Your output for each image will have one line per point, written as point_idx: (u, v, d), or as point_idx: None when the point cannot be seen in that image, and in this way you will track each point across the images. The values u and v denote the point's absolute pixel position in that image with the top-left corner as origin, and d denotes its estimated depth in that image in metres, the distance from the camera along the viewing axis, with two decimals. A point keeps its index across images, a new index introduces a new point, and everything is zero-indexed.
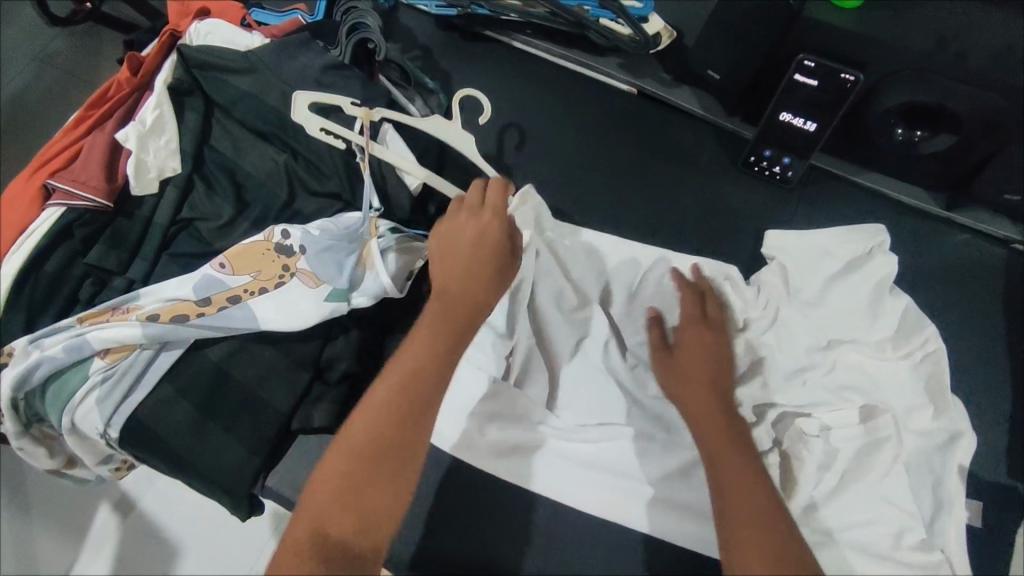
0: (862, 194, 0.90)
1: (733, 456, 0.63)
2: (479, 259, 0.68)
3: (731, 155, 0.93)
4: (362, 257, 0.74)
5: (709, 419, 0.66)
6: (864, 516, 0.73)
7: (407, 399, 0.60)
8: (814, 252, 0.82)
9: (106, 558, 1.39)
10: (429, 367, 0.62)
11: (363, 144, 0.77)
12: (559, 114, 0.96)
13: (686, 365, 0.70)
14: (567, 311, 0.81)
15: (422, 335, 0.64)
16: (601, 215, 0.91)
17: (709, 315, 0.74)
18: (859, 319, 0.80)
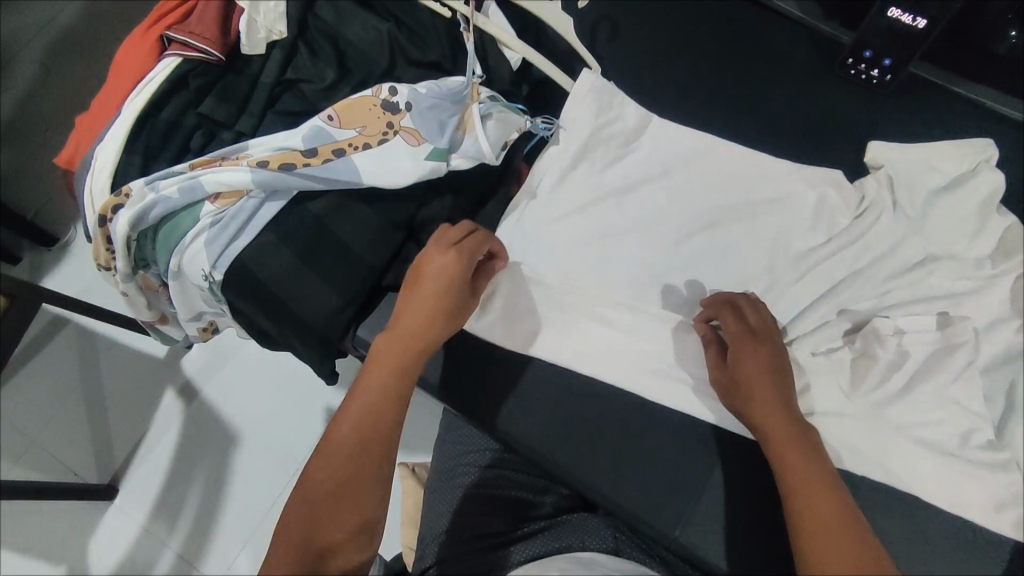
0: (965, 103, 0.87)
1: (811, 474, 0.64)
2: (451, 291, 0.70)
3: (829, 58, 0.91)
4: (463, 121, 0.77)
5: (795, 452, 0.65)
6: (934, 415, 0.73)
7: (370, 431, 0.66)
8: (916, 163, 0.80)
9: (167, 442, 1.37)
10: (387, 417, 0.67)
11: (469, 14, 0.79)
12: (653, 9, 0.95)
13: (755, 388, 0.68)
14: (651, 196, 0.84)
15: (381, 390, 0.68)
16: (690, 111, 0.91)
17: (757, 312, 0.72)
18: (961, 232, 0.78)
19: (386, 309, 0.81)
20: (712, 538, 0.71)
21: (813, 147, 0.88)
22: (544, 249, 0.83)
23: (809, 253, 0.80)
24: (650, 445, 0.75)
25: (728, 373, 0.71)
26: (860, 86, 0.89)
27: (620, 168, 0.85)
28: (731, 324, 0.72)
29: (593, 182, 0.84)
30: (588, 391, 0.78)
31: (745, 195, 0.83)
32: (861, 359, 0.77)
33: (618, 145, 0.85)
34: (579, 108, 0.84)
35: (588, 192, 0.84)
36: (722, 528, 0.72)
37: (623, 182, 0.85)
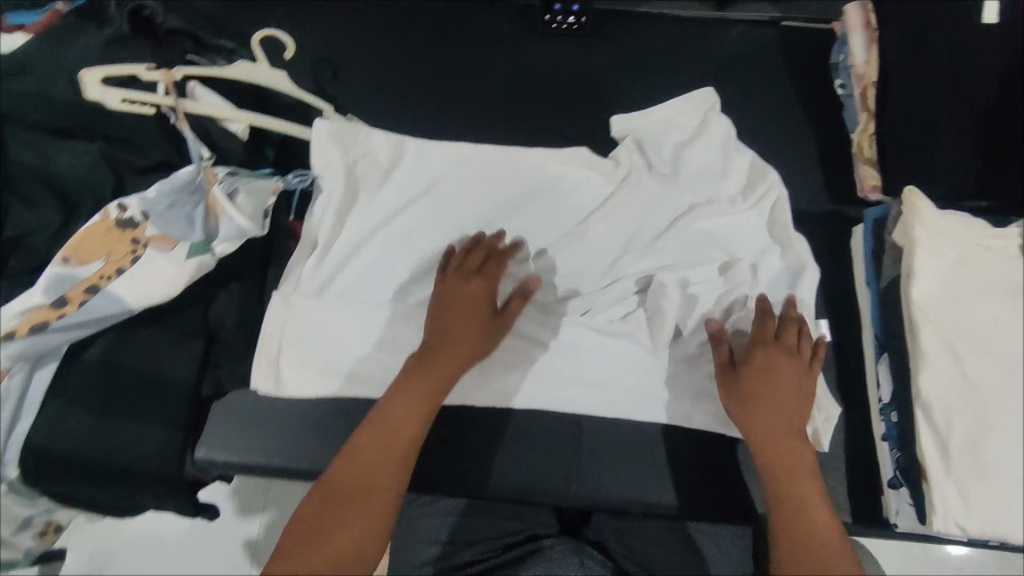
0: (651, 19, 0.98)
1: (790, 453, 0.68)
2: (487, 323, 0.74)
3: (529, 22, 0.97)
4: (210, 206, 0.73)
5: (793, 455, 0.68)
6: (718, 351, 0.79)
7: (385, 459, 0.67)
8: (660, 126, 0.87)
9: None
10: (403, 447, 0.68)
11: (173, 104, 0.75)
12: (362, 35, 0.97)
13: (770, 396, 0.69)
14: (435, 214, 0.85)
15: (395, 415, 0.69)
16: (434, 111, 0.93)
17: (787, 337, 0.72)
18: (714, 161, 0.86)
19: (226, 417, 0.79)
20: (602, 481, 0.80)
21: (548, 106, 0.94)
22: (327, 306, 0.80)
23: (584, 196, 0.86)
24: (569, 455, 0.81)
25: (731, 377, 0.72)
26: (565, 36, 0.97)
27: (384, 198, 0.85)
28: (791, 342, 0.72)
29: (363, 221, 0.84)
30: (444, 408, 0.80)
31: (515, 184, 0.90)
32: (654, 315, 0.80)
33: (377, 175, 0.86)
34: (325, 155, 0.83)
35: (359, 233, 0.84)
36: (597, 464, 0.81)
37: (391, 209, 0.86)
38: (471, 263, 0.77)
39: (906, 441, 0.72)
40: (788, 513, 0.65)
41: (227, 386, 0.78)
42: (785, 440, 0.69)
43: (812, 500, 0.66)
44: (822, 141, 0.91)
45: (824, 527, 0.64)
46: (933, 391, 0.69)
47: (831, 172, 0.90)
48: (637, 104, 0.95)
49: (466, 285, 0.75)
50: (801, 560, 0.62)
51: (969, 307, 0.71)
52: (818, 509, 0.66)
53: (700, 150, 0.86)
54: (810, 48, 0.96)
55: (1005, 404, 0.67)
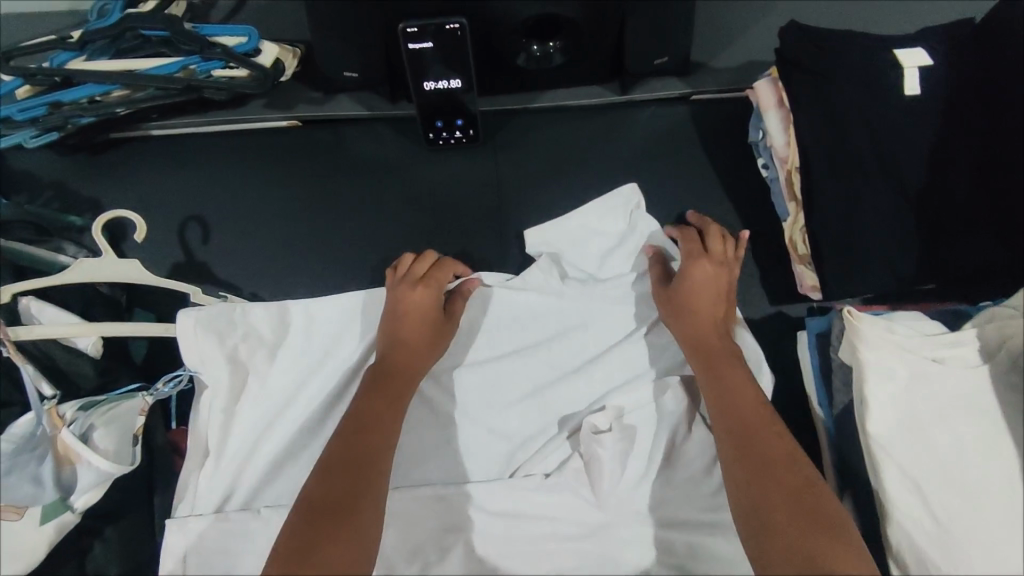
0: (549, 114, 0.88)
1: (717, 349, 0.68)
2: (425, 317, 0.71)
3: (414, 139, 0.88)
4: (61, 456, 0.64)
5: (766, 434, 0.62)
6: (663, 497, 0.69)
7: (354, 471, 0.61)
8: (578, 236, 0.78)
9: None
10: (373, 470, 0.61)
11: (2, 335, 0.64)
12: (230, 183, 0.86)
13: (697, 304, 0.70)
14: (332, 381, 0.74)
15: (367, 434, 0.63)
16: (324, 263, 0.83)
17: (714, 251, 0.74)
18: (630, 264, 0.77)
19: None
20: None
21: (449, 232, 0.84)
22: (224, 522, 0.68)
23: (497, 338, 0.76)
24: None
25: (668, 293, 0.72)
26: (456, 149, 0.87)
27: (276, 378, 0.74)
28: (693, 245, 0.75)
29: (255, 410, 0.73)
30: None
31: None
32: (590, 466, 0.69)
33: (264, 347, 0.74)
34: (198, 349, 0.71)
35: (253, 426, 0.72)
36: None
37: (285, 386, 0.74)
38: (419, 270, 0.75)
39: None
40: (747, 453, 0.61)
41: None
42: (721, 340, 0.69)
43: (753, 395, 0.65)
44: (753, 230, 0.83)
45: (750, 391, 0.65)
46: (905, 542, 0.63)
47: (768, 266, 0.81)
48: (547, 213, 0.85)
49: (417, 288, 0.73)
50: (743, 465, 0.60)
51: (930, 435, 0.64)
52: (755, 407, 0.64)
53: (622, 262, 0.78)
54: (726, 123, 0.87)
55: (988, 549, 0.60)
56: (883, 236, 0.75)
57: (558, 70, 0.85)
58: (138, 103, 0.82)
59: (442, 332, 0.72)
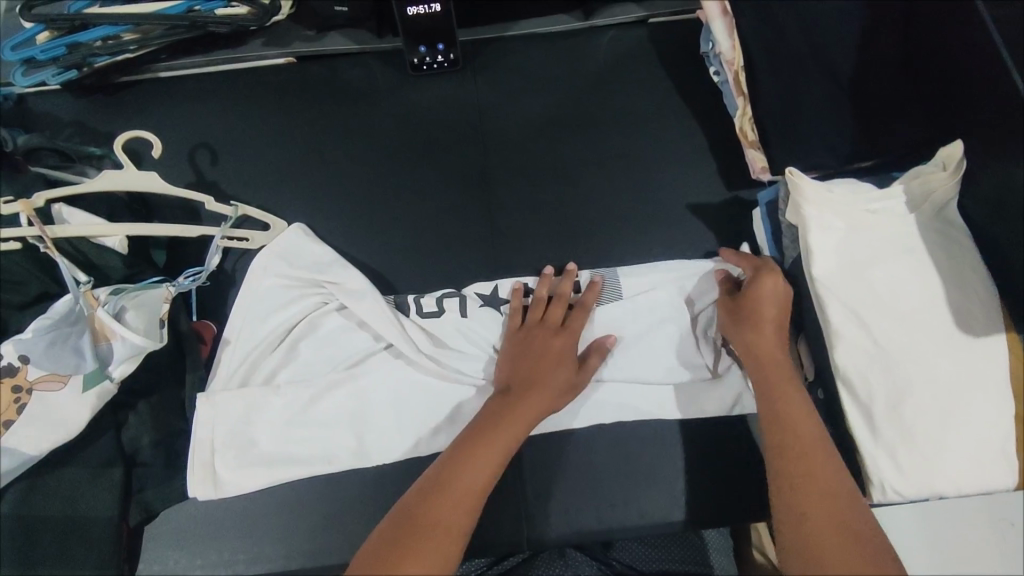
0: (521, 41, 0.97)
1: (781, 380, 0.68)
2: (562, 363, 0.73)
3: (400, 67, 0.96)
4: (98, 332, 0.71)
5: (805, 439, 0.64)
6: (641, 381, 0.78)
7: (471, 468, 0.64)
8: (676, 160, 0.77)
9: None
10: (478, 480, 0.64)
11: (38, 232, 0.72)
12: (235, 113, 0.94)
13: (760, 316, 0.71)
14: (343, 282, 0.79)
15: (471, 460, 0.65)
16: (323, 178, 0.91)
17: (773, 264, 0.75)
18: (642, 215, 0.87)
19: (157, 539, 0.76)
20: (571, 513, 0.76)
21: (437, 146, 0.92)
22: (246, 398, 0.76)
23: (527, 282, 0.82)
24: (552, 480, 0.77)
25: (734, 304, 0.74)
26: (439, 75, 0.95)
27: (300, 288, 0.80)
28: (753, 264, 0.75)
29: (270, 301, 0.79)
30: (380, 468, 0.77)
31: (418, 230, 0.88)
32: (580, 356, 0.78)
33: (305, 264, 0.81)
34: (261, 264, 0.80)
35: (272, 318, 0.79)
36: (555, 496, 0.77)
37: (301, 284, 0.80)
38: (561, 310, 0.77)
39: (835, 414, 0.73)
40: (792, 472, 0.62)
41: (157, 509, 0.75)
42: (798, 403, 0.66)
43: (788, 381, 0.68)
44: (707, 129, 0.93)
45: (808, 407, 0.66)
46: (852, 364, 0.69)
47: (720, 158, 0.91)
48: (525, 126, 0.93)
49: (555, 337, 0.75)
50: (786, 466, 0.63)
51: (870, 272, 0.72)
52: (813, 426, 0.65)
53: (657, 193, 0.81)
54: (679, 41, 0.97)
55: (921, 363, 0.69)
56: (824, 118, 0.83)
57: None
58: (152, 43, 0.89)
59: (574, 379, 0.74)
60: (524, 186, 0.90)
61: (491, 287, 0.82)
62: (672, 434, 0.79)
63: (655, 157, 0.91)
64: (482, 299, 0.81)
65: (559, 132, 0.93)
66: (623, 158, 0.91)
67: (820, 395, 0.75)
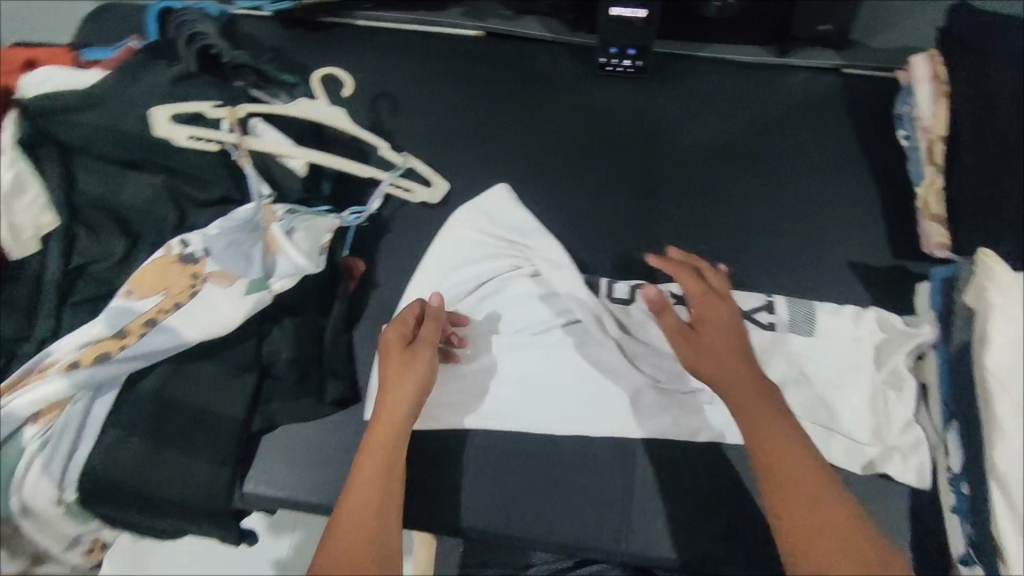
0: (709, 63, 0.97)
1: (749, 404, 0.65)
2: (410, 374, 0.70)
3: (584, 63, 0.98)
4: (269, 244, 0.76)
5: (787, 478, 0.60)
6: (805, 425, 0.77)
7: (388, 463, 0.66)
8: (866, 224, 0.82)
9: None
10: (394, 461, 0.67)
11: (237, 140, 0.77)
12: (420, 72, 0.98)
13: (711, 345, 0.69)
14: (543, 254, 0.82)
15: (381, 442, 0.67)
16: (490, 150, 0.93)
17: (715, 287, 0.75)
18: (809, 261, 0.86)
19: (270, 451, 0.79)
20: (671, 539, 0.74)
21: (605, 146, 0.93)
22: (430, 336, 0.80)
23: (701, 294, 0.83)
24: (662, 502, 0.75)
25: (687, 337, 0.71)
26: (621, 78, 0.96)
27: (501, 250, 0.84)
28: (695, 285, 0.74)
29: (465, 254, 0.84)
30: (493, 441, 0.78)
31: (572, 221, 0.89)
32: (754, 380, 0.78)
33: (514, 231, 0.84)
34: (471, 221, 0.86)
35: (472, 271, 0.83)
36: (660, 518, 0.75)
37: (499, 245, 0.84)
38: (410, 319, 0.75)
39: (979, 515, 0.68)
40: (784, 508, 0.60)
41: (278, 422, 0.78)
42: (783, 445, 0.62)
43: (778, 418, 0.64)
44: (883, 191, 0.90)
45: (805, 451, 0.62)
46: (1015, 469, 0.64)
47: (892, 223, 0.88)
48: (696, 145, 0.93)
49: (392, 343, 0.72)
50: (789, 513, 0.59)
51: None
52: (806, 468, 0.61)
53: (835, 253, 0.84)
54: (871, 95, 0.95)
55: None
56: None
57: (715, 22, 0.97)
58: None
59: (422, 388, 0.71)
60: (684, 204, 0.89)
61: None
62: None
63: (824, 206, 0.89)
64: (676, 298, 0.83)
65: (728, 160, 0.92)
66: (789, 199, 0.89)
67: (964, 491, 0.71)
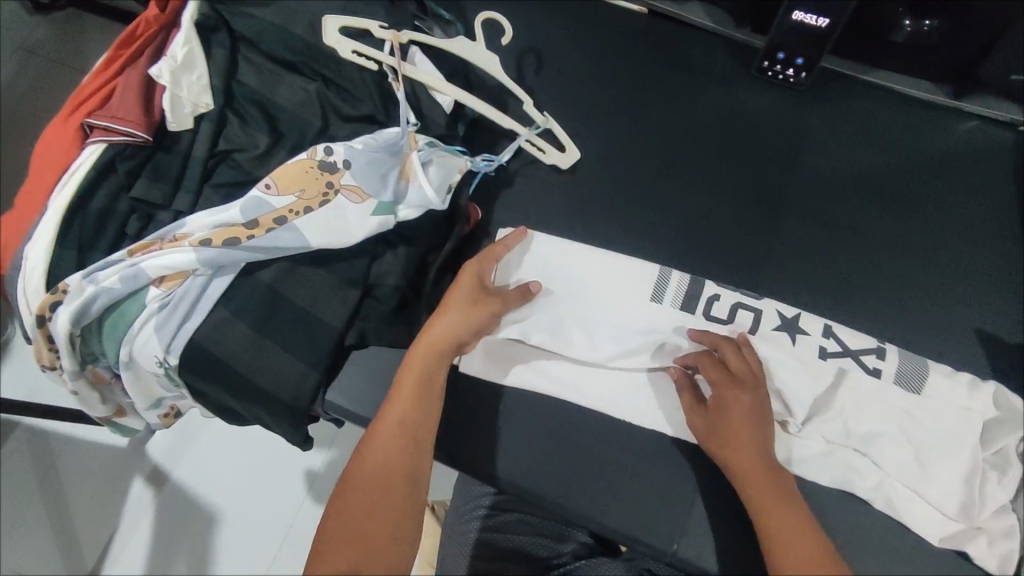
0: (874, 89, 0.92)
1: (766, 488, 0.66)
2: (468, 309, 0.73)
3: (741, 62, 0.94)
4: (404, 171, 0.77)
5: (785, 535, 0.64)
6: (886, 483, 0.73)
7: (428, 388, 0.69)
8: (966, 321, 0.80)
9: (146, 525, 1.32)
10: (435, 385, 0.70)
11: (395, 64, 0.81)
12: (574, 35, 0.97)
13: (736, 431, 0.68)
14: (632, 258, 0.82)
15: (424, 364, 0.70)
16: (628, 129, 0.91)
17: (732, 364, 0.72)
18: (933, 319, 0.81)
19: (357, 366, 0.82)
20: (731, 560, 0.71)
21: (745, 151, 0.90)
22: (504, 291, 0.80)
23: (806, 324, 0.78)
24: (731, 520, 0.73)
25: (729, 379, 0.71)
26: (777, 86, 0.93)
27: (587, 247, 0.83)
28: (738, 365, 0.72)
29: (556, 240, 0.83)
30: (563, 413, 0.78)
31: (695, 218, 0.87)
32: (847, 425, 0.73)
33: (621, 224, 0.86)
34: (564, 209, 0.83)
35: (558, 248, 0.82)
36: (718, 534, 0.72)
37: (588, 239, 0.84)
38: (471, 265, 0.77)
39: None
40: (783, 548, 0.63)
41: (369, 342, 0.80)
42: (790, 516, 0.65)
43: (763, 472, 0.67)
44: None
45: (793, 505, 0.66)
46: None
47: None
48: (840, 171, 0.88)
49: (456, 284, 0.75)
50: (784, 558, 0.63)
51: None
52: (792, 523, 0.64)
53: (953, 319, 0.81)
54: None
55: None
56: None
57: (896, 47, 0.88)
58: None
59: (477, 326, 0.73)
60: (811, 227, 0.86)
61: (794, 313, 0.79)
62: (859, 544, 0.72)
63: (963, 264, 0.84)
64: (778, 322, 0.78)
65: (871, 194, 0.87)
66: (928, 250, 0.84)
67: None
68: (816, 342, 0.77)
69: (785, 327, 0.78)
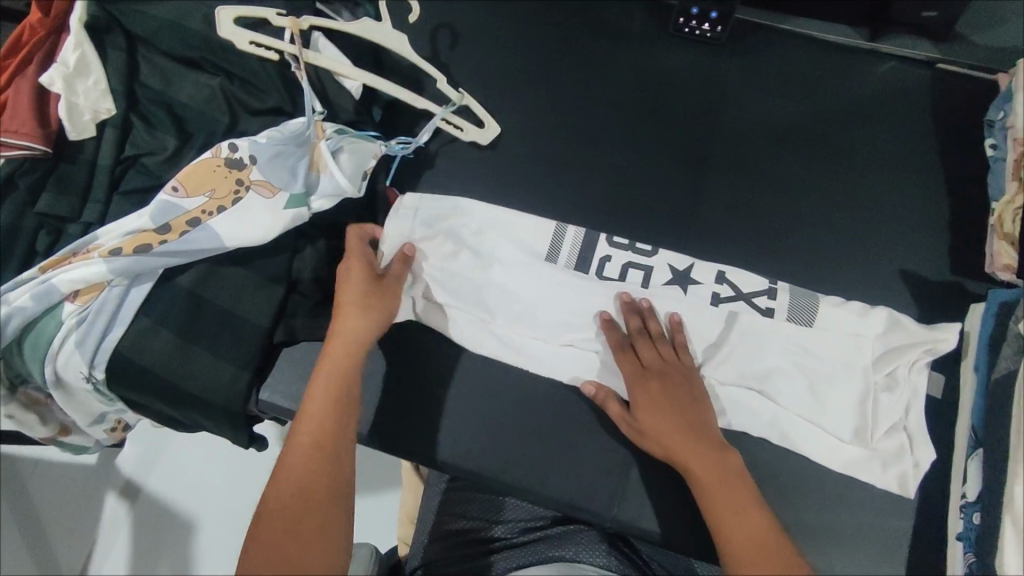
0: (791, 38, 0.92)
1: (708, 467, 0.65)
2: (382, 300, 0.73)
3: (659, 21, 0.93)
4: (314, 161, 0.77)
5: (732, 510, 0.62)
6: (810, 429, 0.74)
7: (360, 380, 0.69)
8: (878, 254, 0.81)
9: (121, 544, 1.29)
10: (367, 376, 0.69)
11: (296, 52, 0.78)
12: (488, 6, 0.95)
13: (660, 422, 0.68)
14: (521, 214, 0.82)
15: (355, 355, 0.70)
16: (548, 98, 0.90)
17: (645, 354, 0.73)
18: (859, 263, 0.82)
19: (289, 363, 0.79)
20: (674, 518, 0.72)
21: (667, 110, 0.89)
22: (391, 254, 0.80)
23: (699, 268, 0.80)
24: (671, 480, 0.73)
25: (644, 371, 0.71)
26: (697, 42, 0.92)
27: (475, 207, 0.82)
28: (649, 355, 0.73)
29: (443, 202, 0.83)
30: (493, 387, 0.78)
31: (620, 182, 0.86)
32: (769, 374, 0.74)
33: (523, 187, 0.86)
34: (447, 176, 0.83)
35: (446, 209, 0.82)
36: (656, 493, 0.73)
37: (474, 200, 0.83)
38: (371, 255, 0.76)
39: (987, 546, 0.66)
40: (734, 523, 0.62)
41: (299, 337, 0.79)
42: (730, 494, 0.64)
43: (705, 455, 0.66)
44: (954, 202, 0.84)
45: (735, 478, 0.65)
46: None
47: (958, 236, 0.83)
48: (761, 122, 0.88)
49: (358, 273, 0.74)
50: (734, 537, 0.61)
51: None
52: (740, 497, 0.63)
53: (878, 259, 0.82)
54: (964, 96, 0.88)
55: None
56: None
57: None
58: None
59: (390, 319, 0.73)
60: (736, 181, 0.86)
61: (686, 263, 0.80)
62: (794, 490, 0.73)
63: (887, 206, 0.84)
64: (674, 271, 0.80)
65: (794, 144, 0.87)
66: (852, 195, 0.85)
67: (975, 519, 0.68)
68: (710, 288, 0.78)
69: (683, 278, 0.79)
